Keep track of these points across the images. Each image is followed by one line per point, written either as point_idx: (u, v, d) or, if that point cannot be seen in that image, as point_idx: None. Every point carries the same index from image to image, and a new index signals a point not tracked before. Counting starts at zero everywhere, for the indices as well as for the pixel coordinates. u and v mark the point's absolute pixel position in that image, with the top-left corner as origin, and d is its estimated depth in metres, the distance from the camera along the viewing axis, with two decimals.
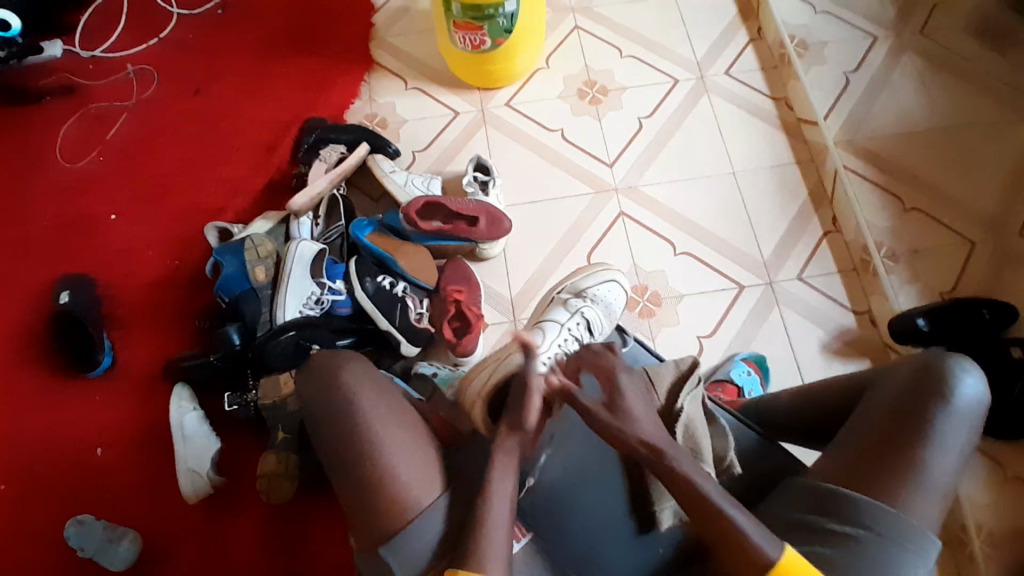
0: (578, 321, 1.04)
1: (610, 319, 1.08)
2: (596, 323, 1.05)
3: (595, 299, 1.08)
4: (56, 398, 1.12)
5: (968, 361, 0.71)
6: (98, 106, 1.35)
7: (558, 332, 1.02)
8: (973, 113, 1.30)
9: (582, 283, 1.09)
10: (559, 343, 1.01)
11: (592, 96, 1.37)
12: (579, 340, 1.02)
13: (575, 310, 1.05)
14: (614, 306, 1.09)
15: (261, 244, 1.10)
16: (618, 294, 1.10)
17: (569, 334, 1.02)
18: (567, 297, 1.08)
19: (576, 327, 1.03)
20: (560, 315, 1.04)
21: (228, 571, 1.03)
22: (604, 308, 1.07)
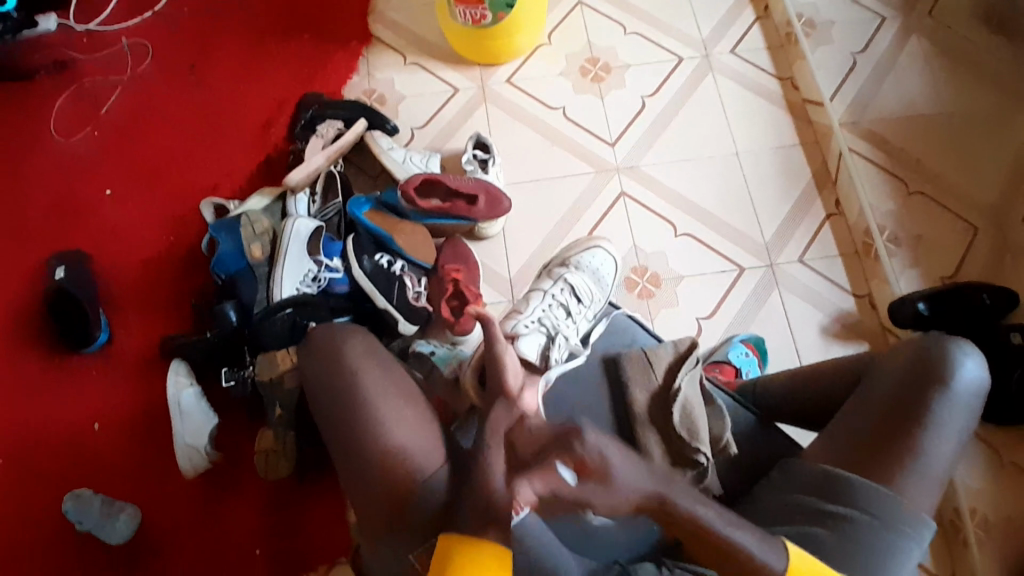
0: (561, 288, 1.01)
1: (597, 284, 1.06)
2: (581, 289, 1.03)
3: (580, 267, 1.06)
4: (54, 375, 1.12)
5: (968, 345, 0.71)
6: (92, 81, 1.33)
7: (542, 298, 0.99)
8: (980, 97, 1.28)
9: (569, 253, 1.09)
10: (544, 308, 0.98)
11: (594, 74, 1.35)
12: (564, 305, 0.99)
13: (558, 277, 1.03)
14: (600, 272, 1.07)
15: (256, 221, 1.09)
16: (605, 262, 1.09)
17: (553, 300, 0.99)
18: (554, 268, 1.07)
19: (560, 293, 1.00)
20: (545, 284, 1.03)
21: (225, 546, 1.03)
22: (590, 274, 1.06)
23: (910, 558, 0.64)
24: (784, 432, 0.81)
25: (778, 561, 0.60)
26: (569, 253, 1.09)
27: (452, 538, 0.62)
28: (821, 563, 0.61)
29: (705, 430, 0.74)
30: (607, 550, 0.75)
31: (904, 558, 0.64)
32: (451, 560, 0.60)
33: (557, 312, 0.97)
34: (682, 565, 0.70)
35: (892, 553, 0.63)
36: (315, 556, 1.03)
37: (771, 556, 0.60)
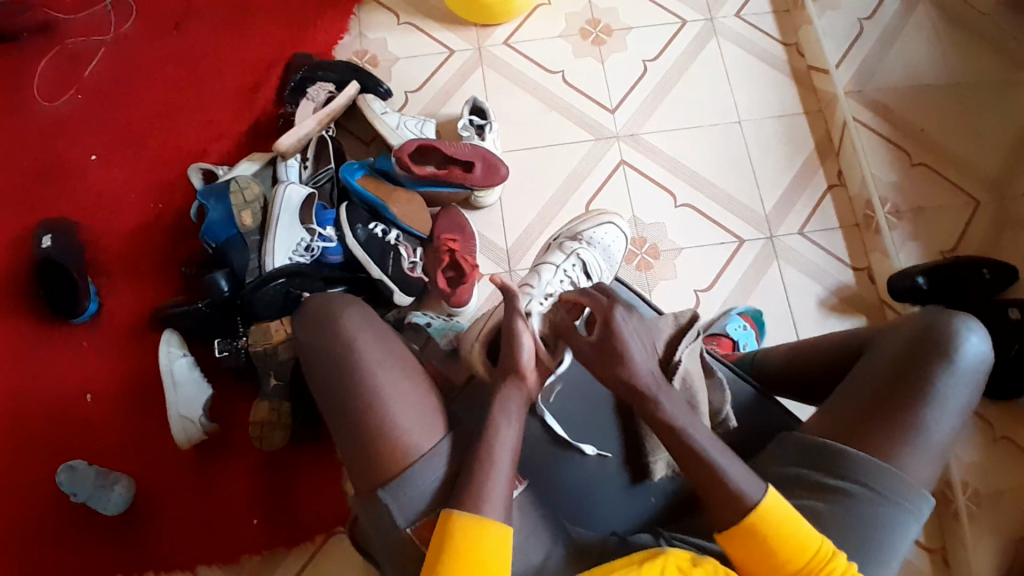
0: (573, 264, 1.00)
1: (607, 263, 1.05)
2: (592, 266, 1.02)
3: (591, 242, 1.05)
4: (44, 346, 1.10)
5: (971, 319, 0.70)
6: (73, 40, 1.27)
7: (554, 273, 0.98)
8: (988, 65, 1.25)
9: (579, 227, 1.07)
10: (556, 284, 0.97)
11: (594, 36, 1.31)
12: (575, 282, 0.98)
13: (570, 252, 1.01)
14: (611, 250, 1.06)
15: (247, 188, 1.06)
16: (615, 237, 1.08)
17: (564, 275, 0.98)
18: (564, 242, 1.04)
19: (571, 269, 0.99)
20: (555, 258, 1.01)
21: (223, 516, 1.03)
22: (601, 251, 1.04)
23: (907, 531, 0.64)
24: (782, 403, 0.81)
25: (758, 495, 0.61)
26: (579, 225, 1.07)
27: (452, 514, 0.61)
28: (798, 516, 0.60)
29: (705, 402, 0.73)
30: (602, 523, 0.75)
31: (901, 532, 0.64)
32: (436, 540, 0.61)
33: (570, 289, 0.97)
34: (680, 536, 0.70)
35: (889, 527, 0.64)
36: (313, 528, 1.03)
37: (749, 487, 0.61)
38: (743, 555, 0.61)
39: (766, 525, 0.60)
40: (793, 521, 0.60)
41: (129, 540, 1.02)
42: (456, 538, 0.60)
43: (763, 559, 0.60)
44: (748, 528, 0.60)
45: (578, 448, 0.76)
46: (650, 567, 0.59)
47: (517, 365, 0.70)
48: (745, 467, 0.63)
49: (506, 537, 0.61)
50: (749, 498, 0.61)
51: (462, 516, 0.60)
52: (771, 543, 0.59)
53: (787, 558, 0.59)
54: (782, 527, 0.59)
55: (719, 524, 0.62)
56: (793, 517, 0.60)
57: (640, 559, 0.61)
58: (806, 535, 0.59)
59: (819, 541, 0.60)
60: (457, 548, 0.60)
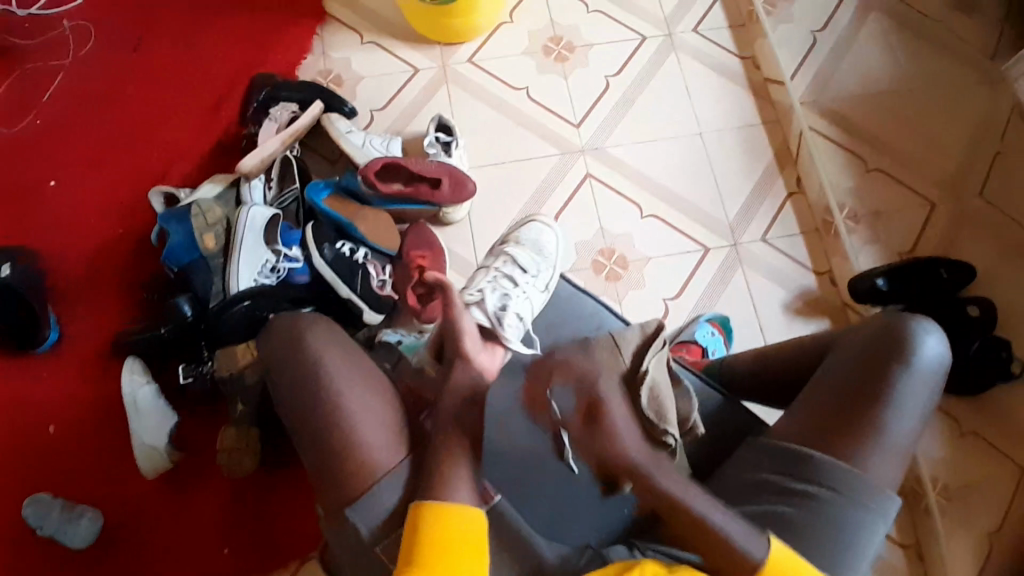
0: (505, 263, 1.03)
1: (542, 258, 1.06)
2: (526, 263, 1.04)
3: (521, 241, 1.08)
4: (1, 377, 1.07)
5: (929, 322, 0.72)
6: (30, 66, 1.25)
7: (487, 274, 1.02)
8: (934, 74, 1.30)
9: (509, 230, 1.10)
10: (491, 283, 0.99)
11: (557, 53, 1.33)
12: (509, 278, 1.00)
13: (500, 253, 1.05)
14: (541, 244, 1.08)
15: (209, 210, 1.05)
16: (547, 235, 1.10)
17: (497, 275, 1.01)
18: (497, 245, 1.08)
19: (504, 267, 1.02)
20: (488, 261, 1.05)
21: (193, 545, 1.01)
22: (531, 247, 1.06)
23: (874, 531, 0.66)
24: (746, 409, 0.82)
25: (761, 554, 0.60)
26: (512, 230, 1.11)
27: (422, 505, 0.62)
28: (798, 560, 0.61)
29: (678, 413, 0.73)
30: (577, 535, 0.74)
31: (867, 533, 0.65)
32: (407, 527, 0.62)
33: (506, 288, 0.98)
34: (653, 543, 0.71)
35: (855, 529, 0.65)
36: (287, 553, 1.01)
37: (753, 545, 0.60)
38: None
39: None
40: (798, 572, 0.61)
41: None
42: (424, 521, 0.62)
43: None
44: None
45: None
46: None
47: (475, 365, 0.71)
48: (749, 527, 0.61)
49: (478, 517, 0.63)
50: (756, 558, 0.60)
51: (433, 504, 0.62)
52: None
53: None
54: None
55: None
56: (795, 563, 0.61)
57: (615, 572, 0.61)
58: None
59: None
60: (428, 532, 0.61)
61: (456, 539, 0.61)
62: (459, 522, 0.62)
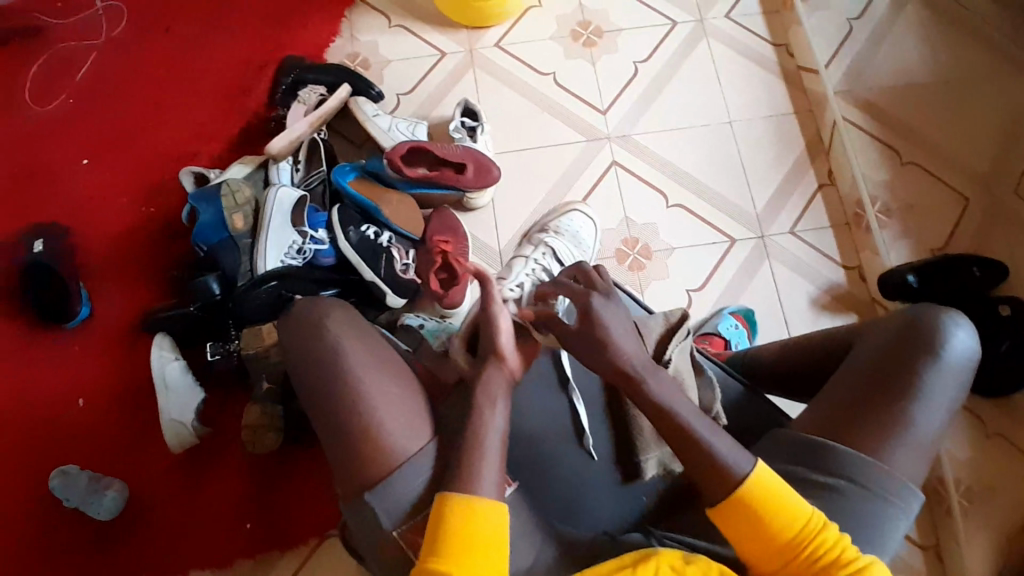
0: (543, 252, 1.04)
1: (579, 248, 1.08)
2: (563, 253, 1.05)
3: (559, 231, 1.08)
4: (35, 349, 1.10)
5: (959, 315, 0.71)
6: (64, 45, 1.27)
7: (525, 264, 1.03)
8: (974, 65, 1.26)
9: (548, 219, 1.10)
10: (528, 274, 1.02)
11: (585, 38, 1.31)
12: (546, 269, 1.02)
13: (539, 243, 1.06)
14: (581, 236, 1.09)
15: (238, 191, 1.06)
16: (585, 225, 1.10)
17: (535, 266, 1.03)
18: (534, 234, 1.09)
19: (541, 257, 1.03)
20: (526, 250, 1.05)
21: (216, 519, 1.03)
22: (570, 238, 1.07)
23: (895, 525, 0.65)
24: (770, 400, 0.81)
25: (747, 467, 0.61)
26: (548, 219, 1.10)
27: (447, 498, 0.61)
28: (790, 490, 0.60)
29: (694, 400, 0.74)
30: (596, 523, 0.74)
31: (889, 526, 0.65)
32: (431, 519, 0.62)
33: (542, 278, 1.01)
34: (671, 535, 0.70)
35: (877, 522, 0.64)
36: (306, 530, 1.03)
37: (736, 459, 0.61)
38: (736, 530, 0.60)
39: (758, 495, 0.60)
40: (784, 492, 0.60)
41: (121, 545, 1.01)
42: (450, 513, 0.61)
43: (756, 531, 0.59)
44: (741, 498, 0.60)
45: (587, 446, 0.76)
46: (643, 570, 0.59)
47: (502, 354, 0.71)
48: (737, 445, 0.63)
49: (503, 513, 0.62)
50: (738, 471, 0.61)
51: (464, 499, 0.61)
52: (765, 514, 0.59)
53: (778, 531, 0.59)
54: (772, 496, 0.59)
55: (710, 499, 0.62)
56: (786, 492, 0.60)
57: (632, 562, 0.61)
58: (798, 508, 0.59)
59: (809, 512, 0.59)
60: (452, 525, 0.60)
61: (480, 533, 0.60)
62: (486, 521, 0.61)
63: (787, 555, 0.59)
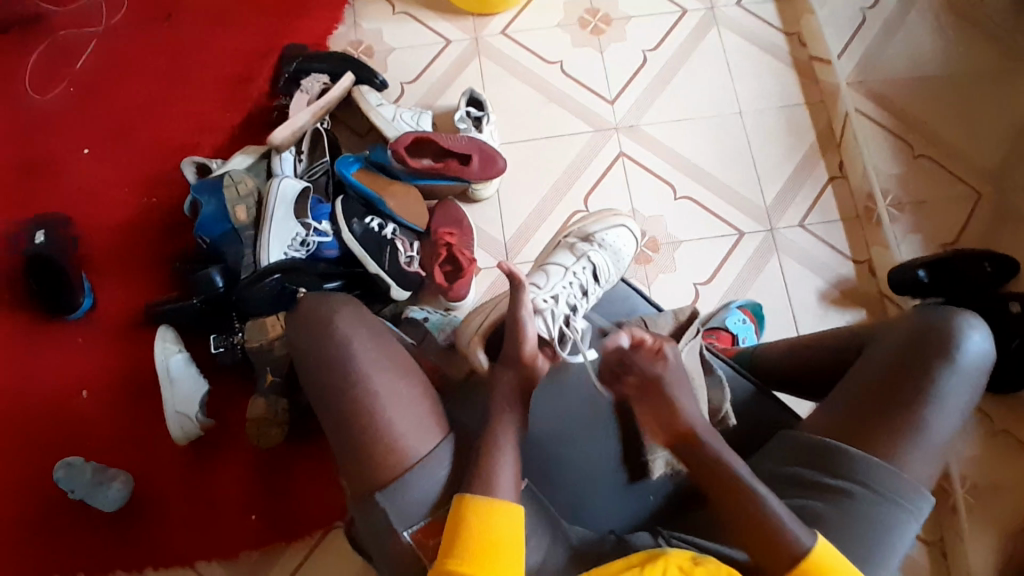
0: (583, 266, 0.93)
1: (618, 267, 0.98)
2: (602, 270, 0.95)
3: (603, 244, 0.98)
4: (40, 341, 1.09)
5: (974, 317, 0.70)
6: (64, 32, 1.24)
7: (563, 275, 0.92)
8: (990, 56, 1.23)
9: (591, 227, 1.00)
10: (564, 286, 0.91)
11: (593, 26, 1.29)
12: (584, 285, 0.91)
13: (580, 254, 0.95)
14: (622, 253, 0.99)
15: (240, 182, 1.04)
16: (626, 242, 1.01)
17: (573, 279, 0.92)
18: (574, 242, 0.98)
19: (581, 272, 0.92)
20: (565, 259, 0.95)
21: (223, 512, 1.03)
22: (612, 254, 0.98)
23: (907, 530, 0.64)
24: (780, 400, 0.81)
25: (810, 541, 0.59)
26: (590, 226, 1.00)
27: (465, 498, 0.61)
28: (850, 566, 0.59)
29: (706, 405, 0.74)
30: (603, 525, 0.74)
31: (901, 531, 0.64)
32: (448, 522, 0.61)
33: (578, 291, 0.90)
34: (679, 535, 0.69)
35: (888, 526, 0.63)
36: (311, 523, 1.03)
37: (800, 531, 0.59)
38: None
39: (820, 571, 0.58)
40: (845, 567, 0.59)
41: (127, 536, 1.02)
42: (469, 515, 0.60)
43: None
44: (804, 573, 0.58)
45: (595, 446, 0.75)
46: (650, 570, 0.59)
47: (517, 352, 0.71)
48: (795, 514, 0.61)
49: (519, 514, 0.62)
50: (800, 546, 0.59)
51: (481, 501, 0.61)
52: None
53: None
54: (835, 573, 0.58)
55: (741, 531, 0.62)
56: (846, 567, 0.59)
57: (639, 561, 0.60)
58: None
59: None
60: (470, 526, 0.60)
61: (493, 536, 0.60)
62: (499, 525, 0.60)
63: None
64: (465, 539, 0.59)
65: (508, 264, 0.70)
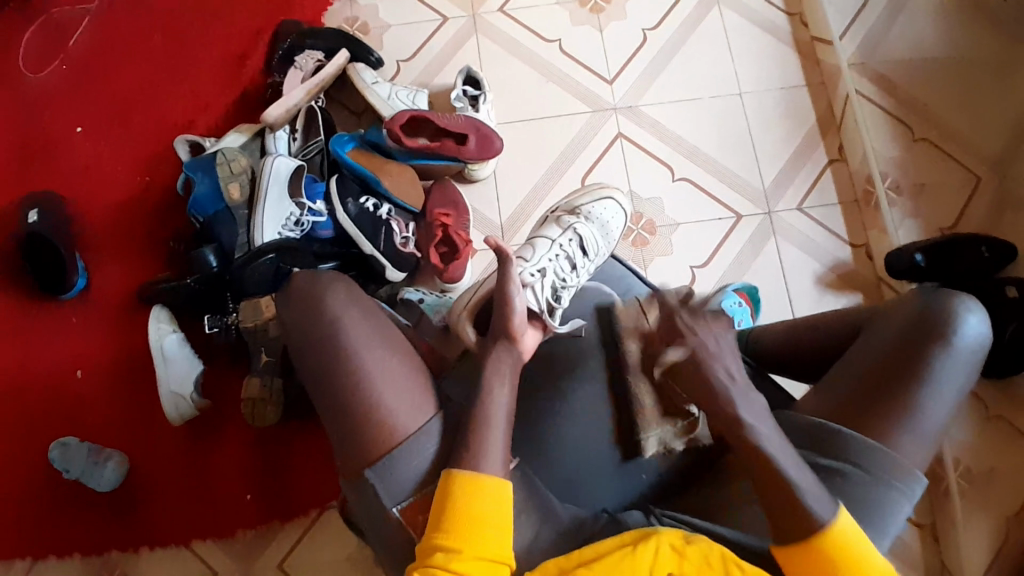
0: (569, 238, 0.95)
1: (606, 240, 0.99)
2: (589, 242, 0.96)
3: (589, 218, 1.00)
4: (35, 319, 1.09)
5: (971, 300, 0.69)
6: (54, 8, 1.22)
7: (549, 247, 0.93)
8: (993, 38, 1.22)
9: (577, 201, 1.02)
10: (551, 258, 0.91)
11: (592, 4, 1.27)
12: (571, 257, 0.92)
13: (567, 227, 0.96)
14: (609, 225, 1.00)
15: (234, 160, 1.03)
16: (614, 215, 1.02)
17: (559, 250, 0.92)
18: (561, 215, 1.00)
19: (567, 243, 0.94)
20: (552, 232, 0.96)
21: (218, 490, 1.04)
22: (599, 227, 0.98)
23: (898, 511, 0.64)
24: (776, 383, 0.81)
25: (829, 516, 0.58)
26: (579, 200, 1.02)
27: (451, 472, 0.61)
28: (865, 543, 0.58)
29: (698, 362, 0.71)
30: (598, 503, 0.74)
31: (893, 511, 0.64)
32: (435, 496, 0.62)
33: (566, 262, 0.91)
34: (670, 514, 0.69)
35: (880, 507, 0.63)
36: (307, 501, 1.03)
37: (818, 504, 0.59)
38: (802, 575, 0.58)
39: (839, 552, 0.57)
40: (863, 547, 0.58)
41: (124, 514, 1.02)
42: (456, 490, 0.60)
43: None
44: (820, 550, 0.57)
45: (588, 425, 0.75)
46: (642, 550, 0.59)
47: (511, 330, 0.71)
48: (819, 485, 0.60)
49: (507, 490, 0.62)
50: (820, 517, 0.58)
51: (469, 477, 0.61)
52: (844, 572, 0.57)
53: None
54: (853, 552, 0.57)
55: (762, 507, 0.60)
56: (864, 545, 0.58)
57: (632, 541, 0.60)
58: (877, 566, 0.57)
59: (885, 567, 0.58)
60: (456, 502, 0.60)
61: (484, 513, 0.60)
62: (488, 501, 0.60)
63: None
64: (454, 513, 0.60)
65: (496, 239, 0.69)
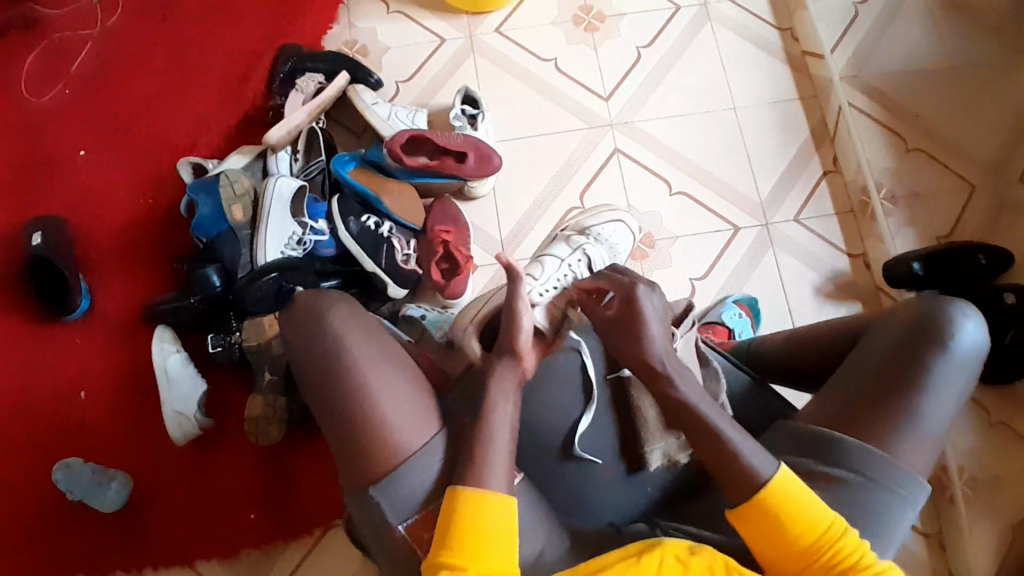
0: (578, 258, 1.01)
1: (612, 259, 1.05)
2: (597, 261, 1.02)
3: (598, 239, 1.04)
4: (39, 344, 1.09)
5: (969, 306, 0.70)
6: (58, 35, 1.24)
7: (558, 266, 0.99)
8: (983, 51, 1.24)
9: (586, 222, 1.06)
10: (559, 278, 0.98)
11: (587, 22, 1.29)
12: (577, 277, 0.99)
13: (576, 246, 1.02)
14: (617, 249, 1.05)
15: (237, 181, 1.05)
16: (622, 236, 1.06)
17: (568, 270, 0.99)
18: (570, 235, 1.05)
19: (576, 264, 1.00)
20: (561, 251, 1.01)
21: (221, 510, 1.03)
22: (608, 249, 1.04)
23: (901, 517, 0.64)
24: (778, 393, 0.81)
25: (768, 472, 0.60)
26: (586, 220, 1.07)
27: (456, 488, 0.62)
28: (809, 495, 0.59)
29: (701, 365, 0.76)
30: (600, 517, 0.74)
31: (897, 517, 0.63)
32: (440, 512, 0.62)
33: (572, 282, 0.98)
34: (676, 526, 0.70)
35: (883, 514, 0.63)
36: (311, 520, 1.03)
37: (760, 464, 0.61)
38: (754, 531, 0.60)
39: (777, 501, 0.59)
40: (802, 496, 0.59)
41: (126, 536, 1.02)
42: (459, 506, 0.61)
43: (779, 544, 0.58)
44: (760, 502, 0.59)
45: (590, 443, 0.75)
46: (647, 561, 0.59)
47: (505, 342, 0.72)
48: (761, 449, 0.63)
49: (511, 505, 0.62)
50: (759, 475, 0.60)
51: (467, 490, 0.61)
52: (783, 520, 0.59)
53: (798, 535, 0.58)
54: (789, 499, 0.59)
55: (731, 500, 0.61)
56: (809, 498, 0.59)
57: (637, 552, 0.60)
58: (817, 513, 0.59)
59: (832, 518, 0.59)
60: (458, 520, 0.60)
61: (487, 526, 0.60)
62: (487, 511, 0.60)
63: (804, 561, 0.58)
64: (457, 529, 0.60)
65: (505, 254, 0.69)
